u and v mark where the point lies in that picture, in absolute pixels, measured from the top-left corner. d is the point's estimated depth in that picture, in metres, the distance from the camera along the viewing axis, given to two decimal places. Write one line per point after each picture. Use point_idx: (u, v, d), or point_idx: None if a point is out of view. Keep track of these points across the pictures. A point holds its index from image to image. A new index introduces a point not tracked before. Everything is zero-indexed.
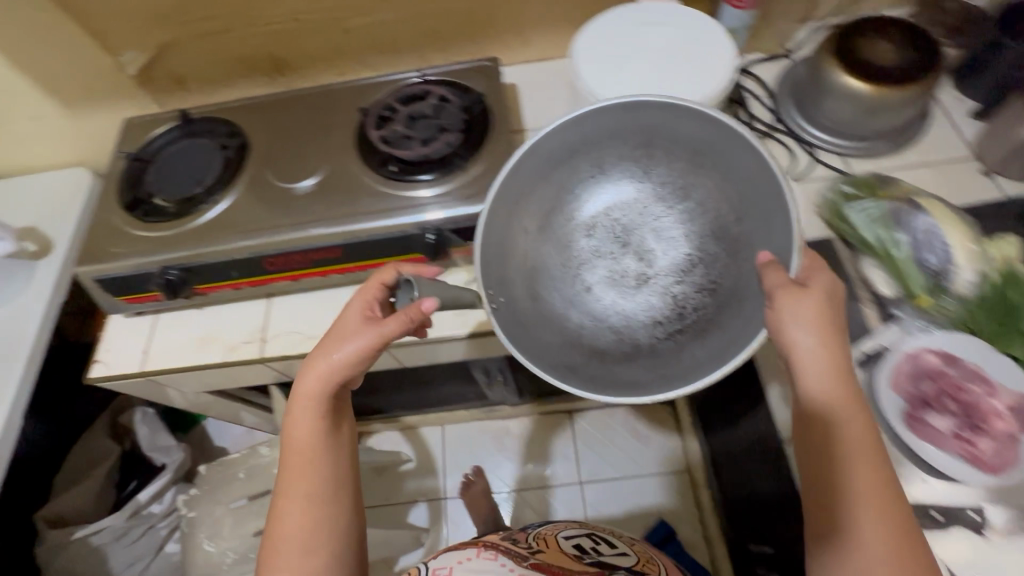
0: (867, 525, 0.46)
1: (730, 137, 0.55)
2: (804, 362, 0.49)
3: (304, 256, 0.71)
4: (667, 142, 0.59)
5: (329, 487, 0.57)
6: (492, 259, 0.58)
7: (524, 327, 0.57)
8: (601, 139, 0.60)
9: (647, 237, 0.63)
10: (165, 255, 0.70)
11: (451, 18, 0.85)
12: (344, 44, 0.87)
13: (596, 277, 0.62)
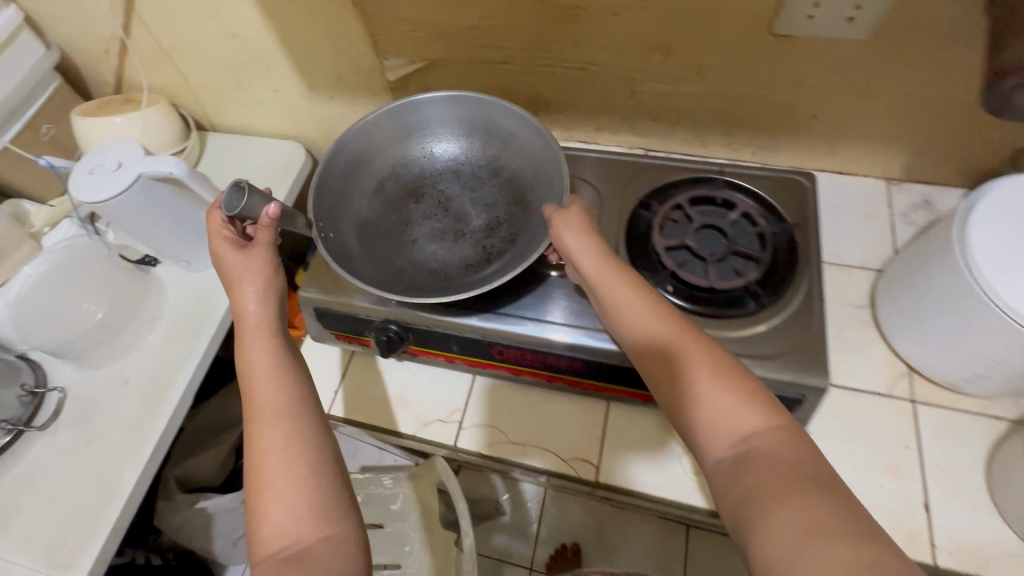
0: (807, 539, 0.34)
1: (484, 108, 0.69)
2: (585, 255, 0.54)
3: (537, 356, 0.62)
4: (444, 123, 0.72)
5: (284, 412, 0.49)
6: (328, 204, 0.65)
7: (343, 260, 0.62)
8: (403, 123, 0.72)
9: (469, 208, 0.68)
10: (394, 308, 0.63)
11: (759, 108, 0.71)
12: (621, 104, 0.76)
13: (436, 232, 0.67)
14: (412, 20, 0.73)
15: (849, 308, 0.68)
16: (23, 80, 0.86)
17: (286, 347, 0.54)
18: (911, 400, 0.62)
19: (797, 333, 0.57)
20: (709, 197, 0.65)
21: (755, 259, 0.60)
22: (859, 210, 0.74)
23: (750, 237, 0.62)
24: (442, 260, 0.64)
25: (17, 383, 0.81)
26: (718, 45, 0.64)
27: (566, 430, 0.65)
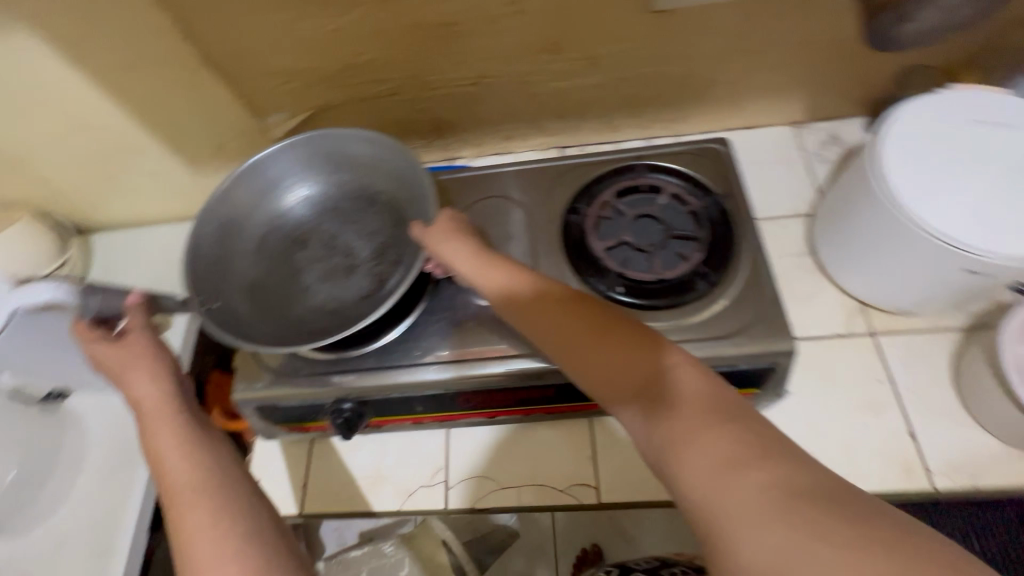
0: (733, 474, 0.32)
1: (336, 137, 0.63)
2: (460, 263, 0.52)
3: (506, 395, 0.58)
4: (300, 167, 0.64)
5: (189, 481, 0.41)
6: (200, 276, 0.59)
7: (235, 330, 0.56)
8: (252, 177, 0.63)
9: (366, 243, 0.62)
10: (345, 386, 0.58)
11: (659, 83, 0.70)
12: (524, 108, 0.73)
13: (324, 274, 0.61)
14: (285, 71, 0.67)
15: (793, 258, 0.68)
16: None
17: (193, 420, 0.47)
18: (871, 334, 0.63)
19: (756, 302, 0.56)
20: (634, 186, 0.63)
21: (694, 239, 0.59)
22: (776, 160, 0.75)
23: (684, 217, 0.61)
24: (342, 301, 0.60)
25: None
26: (604, 31, 0.62)
27: (558, 459, 0.62)
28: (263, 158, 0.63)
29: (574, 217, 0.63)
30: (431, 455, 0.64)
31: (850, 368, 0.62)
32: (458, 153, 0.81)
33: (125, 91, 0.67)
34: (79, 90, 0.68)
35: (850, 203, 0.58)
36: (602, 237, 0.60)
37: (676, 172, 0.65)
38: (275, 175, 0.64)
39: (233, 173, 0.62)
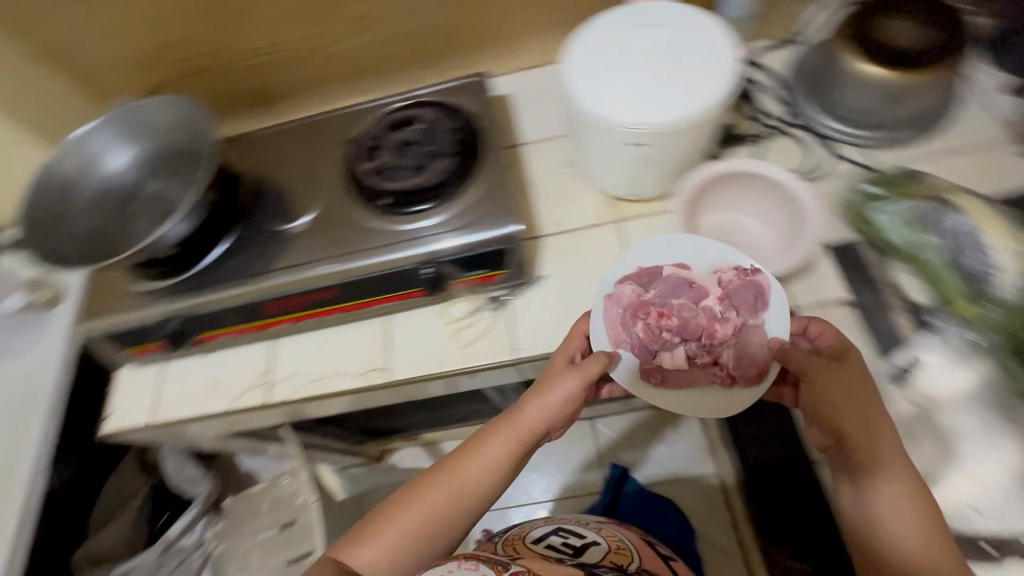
0: (907, 526, 0.53)
1: (142, 106, 0.75)
2: (495, 462, 0.62)
3: (310, 296, 0.70)
4: (115, 134, 0.75)
5: (460, 494, 0.61)
6: (40, 220, 0.70)
7: (60, 262, 0.68)
8: (64, 149, 0.73)
9: (174, 193, 0.74)
10: (168, 306, 0.70)
11: (436, 33, 0.81)
12: (331, 70, 0.85)
13: (151, 215, 0.73)
14: (109, 55, 0.78)
15: (565, 169, 0.79)
16: None
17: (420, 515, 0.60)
18: (620, 219, 0.75)
19: (492, 200, 0.68)
20: (401, 117, 0.75)
21: (445, 154, 0.70)
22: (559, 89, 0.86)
23: (440, 137, 0.72)
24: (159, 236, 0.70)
25: None
26: None
27: (356, 348, 0.73)
28: (84, 132, 0.74)
29: (361, 146, 0.74)
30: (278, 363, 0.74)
31: (602, 244, 0.74)
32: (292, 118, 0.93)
33: None
34: None
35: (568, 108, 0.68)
36: (376, 160, 0.72)
37: (439, 103, 0.76)
38: (90, 142, 0.74)
39: (66, 140, 0.73)
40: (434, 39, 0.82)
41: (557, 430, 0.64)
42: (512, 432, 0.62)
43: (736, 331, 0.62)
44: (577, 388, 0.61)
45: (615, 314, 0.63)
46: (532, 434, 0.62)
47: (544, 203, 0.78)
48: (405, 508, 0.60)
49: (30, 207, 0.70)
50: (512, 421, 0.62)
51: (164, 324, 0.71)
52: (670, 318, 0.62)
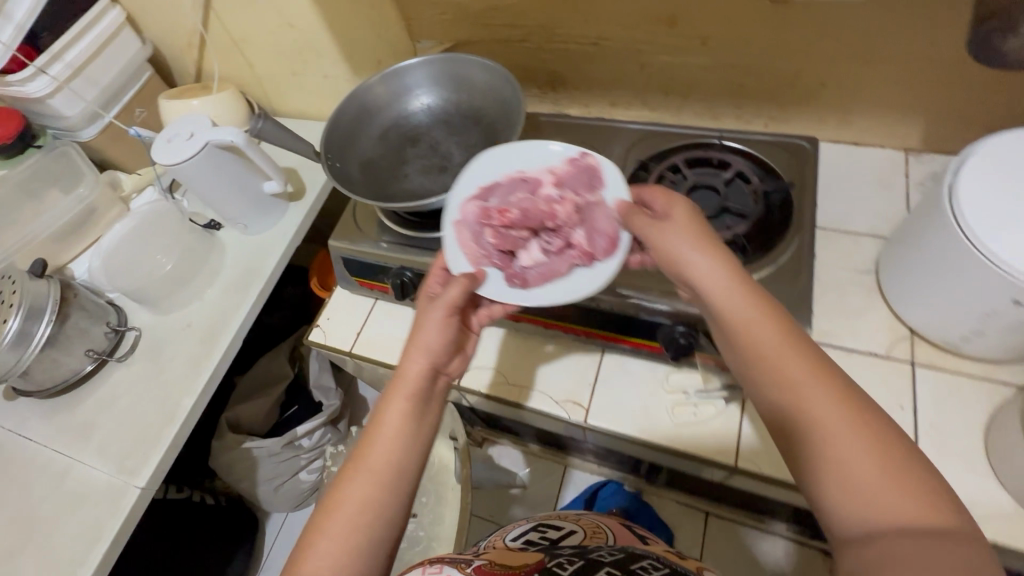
0: (865, 510, 0.38)
1: (457, 60, 0.75)
2: (408, 423, 0.54)
3: (544, 304, 0.67)
4: (424, 79, 0.77)
5: (389, 485, 0.51)
6: (337, 137, 0.75)
7: (343, 182, 0.71)
8: (378, 79, 0.77)
9: (453, 152, 0.74)
10: (412, 258, 0.70)
11: (766, 78, 0.73)
12: (632, 77, 0.80)
13: (425, 164, 0.74)
14: (440, 3, 0.80)
15: (854, 273, 0.68)
16: (121, 67, 1.02)
17: (357, 509, 0.49)
18: (910, 360, 0.62)
19: (782, 290, 0.59)
20: (704, 158, 0.67)
21: (745, 216, 0.62)
22: (873, 179, 0.74)
23: (743, 195, 0.64)
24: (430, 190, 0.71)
25: (46, 296, 0.88)
26: (715, 13, 0.67)
27: (562, 372, 0.71)
28: (400, 69, 0.76)
29: (651, 172, 0.68)
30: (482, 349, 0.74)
31: (877, 380, 0.62)
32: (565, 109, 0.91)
33: None
34: None
35: (916, 221, 0.57)
36: (665, 194, 0.66)
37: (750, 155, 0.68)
38: (400, 80, 0.77)
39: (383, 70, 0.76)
40: (761, 82, 0.73)
41: (447, 364, 0.58)
42: (413, 367, 0.55)
43: (573, 212, 0.59)
44: (448, 316, 0.57)
45: (468, 238, 0.61)
46: (425, 381, 0.56)
47: (816, 301, 0.67)
48: (327, 515, 0.49)
49: (334, 121, 0.75)
50: (399, 377, 0.55)
51: (398, 271, 0.72)
52: (510, 214, 0.59)
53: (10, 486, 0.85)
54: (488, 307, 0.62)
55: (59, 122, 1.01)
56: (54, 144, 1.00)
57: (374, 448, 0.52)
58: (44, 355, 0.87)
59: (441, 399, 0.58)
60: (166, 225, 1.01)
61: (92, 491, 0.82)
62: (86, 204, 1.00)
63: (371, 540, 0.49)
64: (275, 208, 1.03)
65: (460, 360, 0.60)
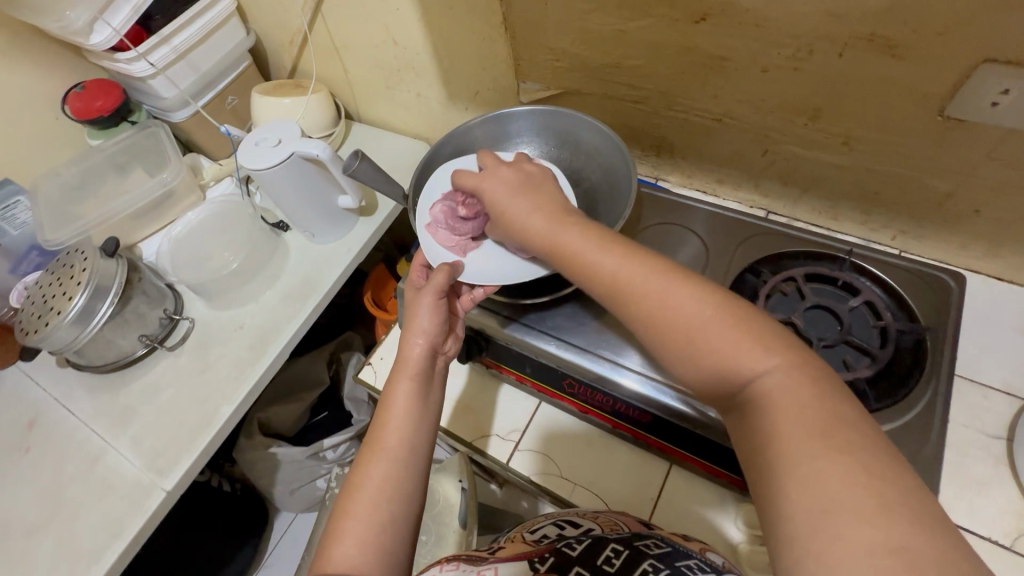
0: (795, 421, 0.38)
1: (564, 118, 0.71)
2: (414, 406, 0.55)
3: (613, 402, 0.62)
4: (526, 131, 0.74)
5: (404, 463, 0.52)
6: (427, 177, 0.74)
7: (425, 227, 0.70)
8: (479, 123, 0.74)
9: None
10: (483, 321, 0.67)
11: (912, 193, 0.64)
12: (750, 160, 0.73)
13: None
14: (557, 50, 0.75)
15: (979, 436, 0.59)
16: (222, 57, 1.02)
17: (378, 486, 0.51)
18: None
19: (903, 453, 0.51)
20: (828, 276, 0.60)
21: (871, 355, 0.54)
22: (1016, 326, 0.64)
23: (868, 329, 0.56)
24: None
25: (113, 276, 0.87)
26: (870, 116, 0.59)
27: (620, 477, 0.66)
28: (503, 115, 0.73)
29: (761, 280, 0.62)
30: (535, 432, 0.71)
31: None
32: (665, 175, 0.84)
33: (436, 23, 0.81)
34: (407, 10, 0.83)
35: None
36: (776, 309, 0.59)
37: (881, 283, 0.60)
38: (501, 128, 0.74)
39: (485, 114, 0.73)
40: (904, 195, 0.65)
41: (442, 344, 0.60)
42: (408, 353, 0.58)
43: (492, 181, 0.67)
44: (437, 301, 0.59)
45: (444, 233, 0.66)
46: (425, 362, 0.58)
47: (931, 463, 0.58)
48: (350, 501, 0.50)
49: (428, 160, 0.73)
50: (398, 363, 0.57)
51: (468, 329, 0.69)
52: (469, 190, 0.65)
53: (45, 457, 0.86)
54: (470, 292, 0.63)
55: (155, 101, 1.01)
56: (147, 123, 1.03)
57: (384, 433, 0.54)
58: (100, 335, 0.86)
59: (441, 378, 0.60)
60: (239, 220, 1.01)
61: (120, 482, 0.81)
62: (168, 189, 0.99)
63: (398, 513, 0.50)
64: (347, 221, 1.01)
65: (454, 340, 0.62)
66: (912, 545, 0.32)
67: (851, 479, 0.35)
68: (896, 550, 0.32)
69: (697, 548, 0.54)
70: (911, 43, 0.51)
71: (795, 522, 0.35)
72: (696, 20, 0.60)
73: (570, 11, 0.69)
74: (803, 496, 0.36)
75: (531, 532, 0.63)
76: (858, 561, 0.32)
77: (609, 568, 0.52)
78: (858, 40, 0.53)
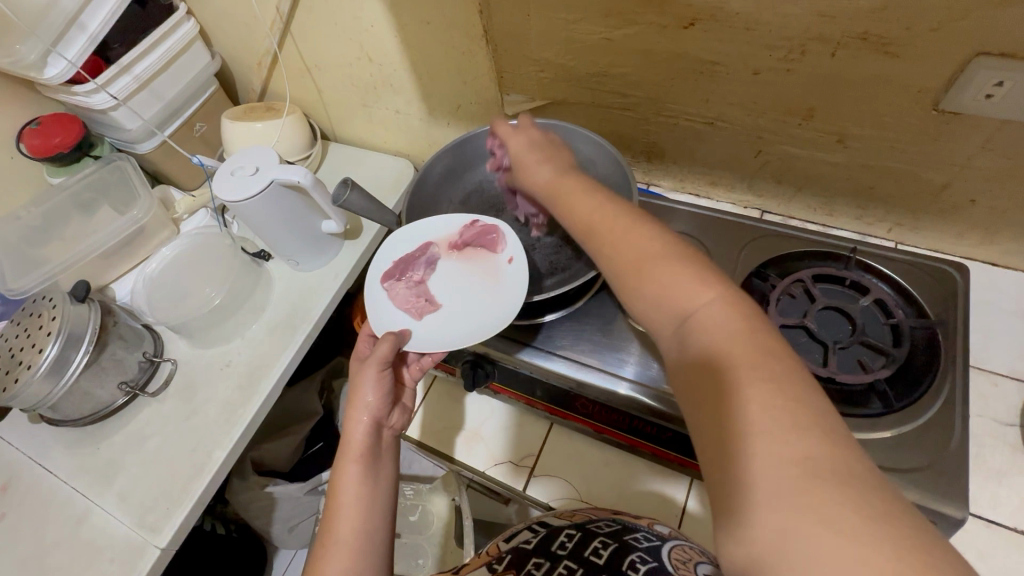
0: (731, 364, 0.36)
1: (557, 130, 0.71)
2: (367, 488, 0.52)
3: (629, 419, 0.61)
4: None
5: (362, 552, 0.49)
6: (420, 198, 0.72)
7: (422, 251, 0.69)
8: (468, 140, 0.73)
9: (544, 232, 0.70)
10: (490, 344, 0.65)
11: (906, 185, 0.64)
12: (743, 162, 0.73)
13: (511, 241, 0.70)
14: (541, 61, 0.74)
15: (993, 424, 0.59)
16: (187, 84, 0.97)
17: None
18: None
19: (929, 451, 0.50)
20: (836, 277, 0.61)
21: (887, 354, 0.54)
22: (1015, 311, 0.65)
23: (880, 327, 0.57)
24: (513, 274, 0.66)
25: (87, 322, 0.81)
26: (863, 113, 0.59)
27: (642, 494, 0.64)
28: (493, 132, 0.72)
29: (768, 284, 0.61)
30: (547, 453, 0.69)
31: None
32: (656, 180, 0.83)
33: (413, 39, 0.79)
34: (382, 27, 0.80)
35: None
36: (787, 313, 0.58)
37: (888, 280, 0.61)
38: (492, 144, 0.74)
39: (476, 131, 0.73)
40: (899, 187, 0.65)
41: (387, 417, 0.58)
42: (352, 434, 0.55)
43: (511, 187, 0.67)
44: (380, 373, 0.56)
45: (403, 294, 0.63)
46: (370, 440, 0.55)
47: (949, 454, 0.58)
48: None
49: (420, 182, 0.72)
50: (343, 448, 0.54)
51: (474, 355, 0.67)
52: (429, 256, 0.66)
53: (24, 524, 0.80)
54: (418, 359, 0.63)
55: (118, 134, 0.96)
56: (112, 157, 0.98)
57: (337, 525, 0.50)
58: (76, 387, 0.81)
59: (391, 450, 0.58)
60: (218, 252, 0.97)
61: (108, 544, 0.76)
62: (141, 226, 0.94)
63: None
64: (333, 246, 0.98)
65: (399, 411, 0.60)
66: (825, 462, 0.31)
67: (768, 403, 0.33)
68: (801, 462, 0.31)
69: (645, 523, 0.54)
70: (903, 40, 0.51)
71: (716, 451, 0.34)
72: (685, 25, 0.59)
73: (553, 22, 0.67)
74: (724, 428, 0.34)
75: (504, 542, 0.58)
76: (770, 480, 0.31)
77: (562, 553, 0.49)
78: (851, 39, 0.53)
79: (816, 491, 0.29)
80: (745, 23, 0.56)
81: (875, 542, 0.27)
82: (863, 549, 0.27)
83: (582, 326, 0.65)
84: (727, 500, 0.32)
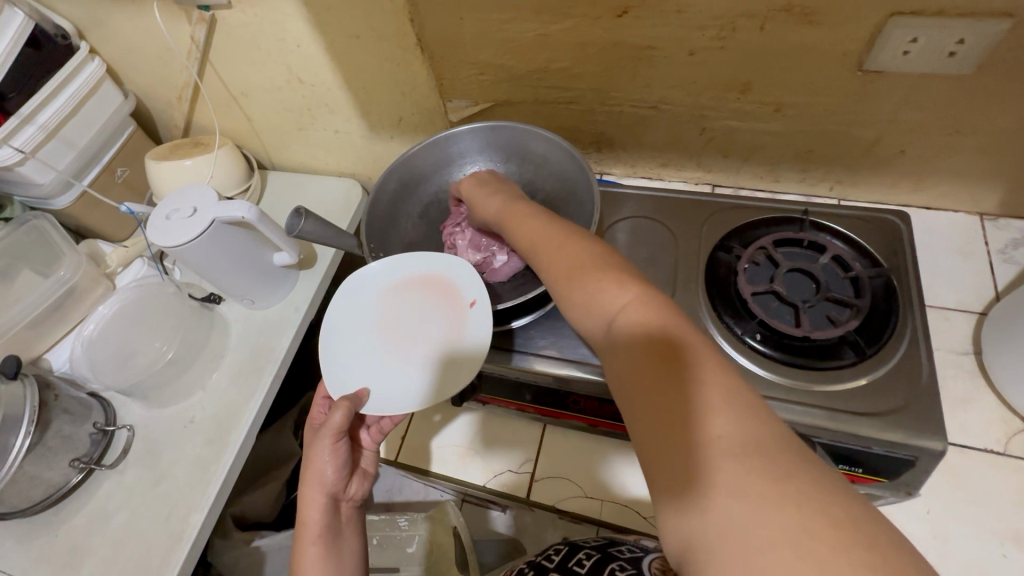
0: (649, 321, 0.41)
1: (510, 132, 0.71)
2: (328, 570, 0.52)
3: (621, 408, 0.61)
4: (473, 153, 0.73)
5: None
6: (379, 219, 0.70)
7: None
8: (419, 152, 0.71)
9: None
10: None
11: (841, 144, 0.68)
12: (689, 141, 0.75)
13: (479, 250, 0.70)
14: (480, 64, 0.73)
15: (951, 356, 0.63)
16: (100, 128, 0.90)
17: None
18: None
19: (905, 392, 0.53)
20: (795, 240, 0.63)
21: (852, 306, 0.57)
22: (951, 248, 0.70)
23: (841, 282, 0.60)
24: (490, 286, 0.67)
25: (23, 401, 0.74)
26: (796, 81, 0.62)
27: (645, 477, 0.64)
28: (443, 141, 0.71)
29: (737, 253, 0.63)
30: (546, 456, 0.68)
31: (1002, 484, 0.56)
32: (609, 169, 0.84)
33: (343, 54, 0.76)
34: (308, 46, 0.77)
35: None
36: (757, 282, 0.61)
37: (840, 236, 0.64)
38: (446, 154, 0.73)
39: (427, 141, 0.71)
40: (836, 146, 0.68)
41: (345, 489, 0.57)
42: (310, 510, 0.54)
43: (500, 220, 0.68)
44: (335, 444, 0.54)
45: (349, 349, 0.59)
46: (329, 517, 0.54)
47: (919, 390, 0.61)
48: None
49: (376, 199, 0.70)
50: (303, 525, 0.53)
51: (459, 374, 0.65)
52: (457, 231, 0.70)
53: None
54: (377, 422, 0.61)
55: (29, 191, 0.88)
56: (24, 218, 0.87)
57: None
58: (20, 474, 0.73)
59: (352, 523, 0.57)
60: (163, 305, 0.91)
61: None
62: (70, 286, 0.87)
63: None
64: (288, 279, 0.93)
65: (360, 479, 0.59)
66: (743, 427, 0.33)
67: (686, 368, 0.37)
68: (732, 455, 0.32)
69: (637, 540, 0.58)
70: (824, 8, 0.53)
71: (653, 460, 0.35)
72: (618, 14, 0.60)
73: (487, 24, 0.66)
74: (661, 435, 0.35)
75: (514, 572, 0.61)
76: (697, 429, 0.34)
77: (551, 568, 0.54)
78: (776, 12, 0.55)
79: (746, 479, 0.31)
80: (676, 6, 0.57)
81: (804, 522, 0.28)
82: (791, 506, 0.29)
83: (562, 323, 0.65)
84: (655, 459, 0.35)
